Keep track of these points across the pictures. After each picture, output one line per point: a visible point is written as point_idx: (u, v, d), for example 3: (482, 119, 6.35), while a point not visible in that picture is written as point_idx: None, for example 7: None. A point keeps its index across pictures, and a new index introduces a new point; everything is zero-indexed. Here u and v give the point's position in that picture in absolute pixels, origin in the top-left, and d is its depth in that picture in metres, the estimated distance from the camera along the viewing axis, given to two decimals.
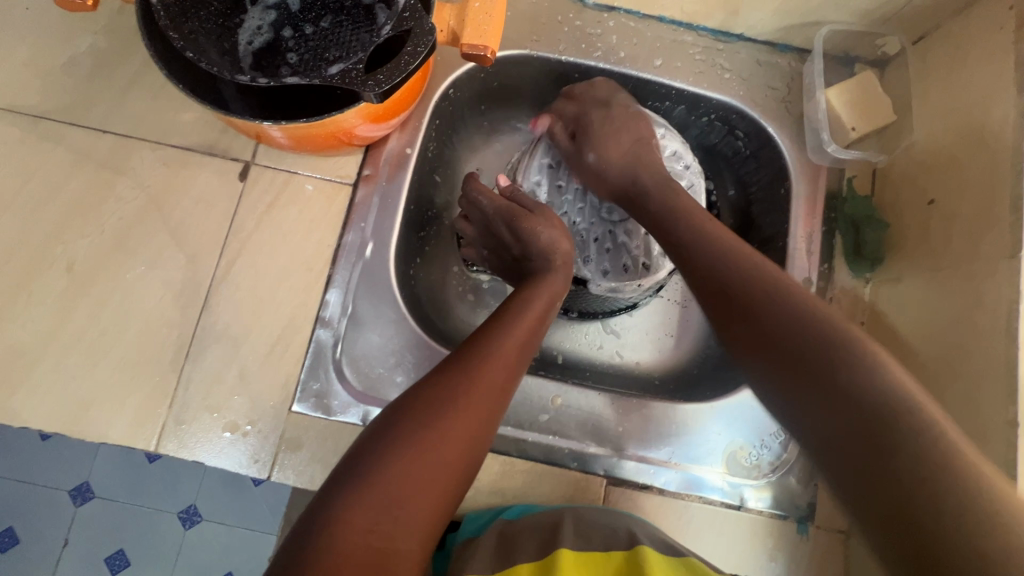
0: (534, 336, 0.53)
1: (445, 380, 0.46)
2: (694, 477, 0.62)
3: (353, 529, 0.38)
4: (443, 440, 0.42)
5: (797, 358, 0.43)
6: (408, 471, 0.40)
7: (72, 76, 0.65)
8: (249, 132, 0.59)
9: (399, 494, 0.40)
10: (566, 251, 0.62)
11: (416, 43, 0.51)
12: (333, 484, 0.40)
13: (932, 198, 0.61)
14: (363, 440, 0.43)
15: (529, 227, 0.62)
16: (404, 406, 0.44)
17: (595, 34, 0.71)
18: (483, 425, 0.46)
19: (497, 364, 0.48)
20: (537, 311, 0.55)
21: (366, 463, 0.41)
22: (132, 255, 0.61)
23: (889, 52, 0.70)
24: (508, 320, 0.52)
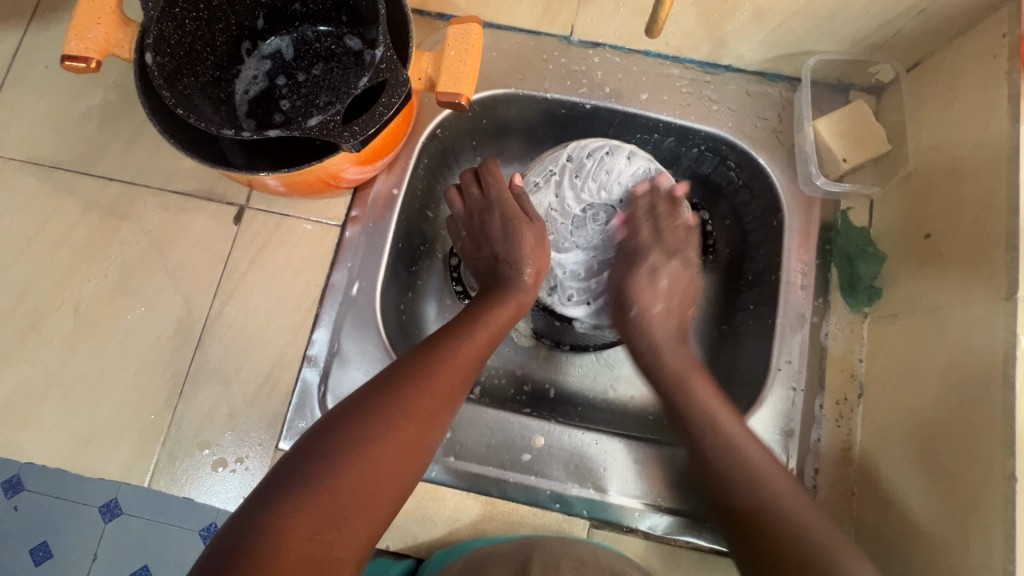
0: (486, 350, 0.56)
1: (394, 389, 0.48)
2: (682, 520, 0.60)
3: (293, 530, 0.39)
4: (388, 447, 0.45)
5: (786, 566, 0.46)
6: (352, 481, 0.42)
7: (84, 128, 0.69)
8: (242, 180, 0.62)
9: (341, 498, 0.42)
10: (540, 266, 0.64)
11: (391, 94, 0.54)
12: (276, 487, 0.42)
13: (929, 232, 0.59)
14: (308, 442, 0.45)
15: (518, 235, 0.64)
16: (351, 412, 0.46)
17: (580, 70, 0.72)
18: (428, 433, 0.48)
19: (447, 375, 0.51)
20: (496, 325, 0.58)
21: (310, 467, 0.43)
22: (132, 296, 0.64)
23: (883, 79, 0.68)
24: (463, 332, 0.55)
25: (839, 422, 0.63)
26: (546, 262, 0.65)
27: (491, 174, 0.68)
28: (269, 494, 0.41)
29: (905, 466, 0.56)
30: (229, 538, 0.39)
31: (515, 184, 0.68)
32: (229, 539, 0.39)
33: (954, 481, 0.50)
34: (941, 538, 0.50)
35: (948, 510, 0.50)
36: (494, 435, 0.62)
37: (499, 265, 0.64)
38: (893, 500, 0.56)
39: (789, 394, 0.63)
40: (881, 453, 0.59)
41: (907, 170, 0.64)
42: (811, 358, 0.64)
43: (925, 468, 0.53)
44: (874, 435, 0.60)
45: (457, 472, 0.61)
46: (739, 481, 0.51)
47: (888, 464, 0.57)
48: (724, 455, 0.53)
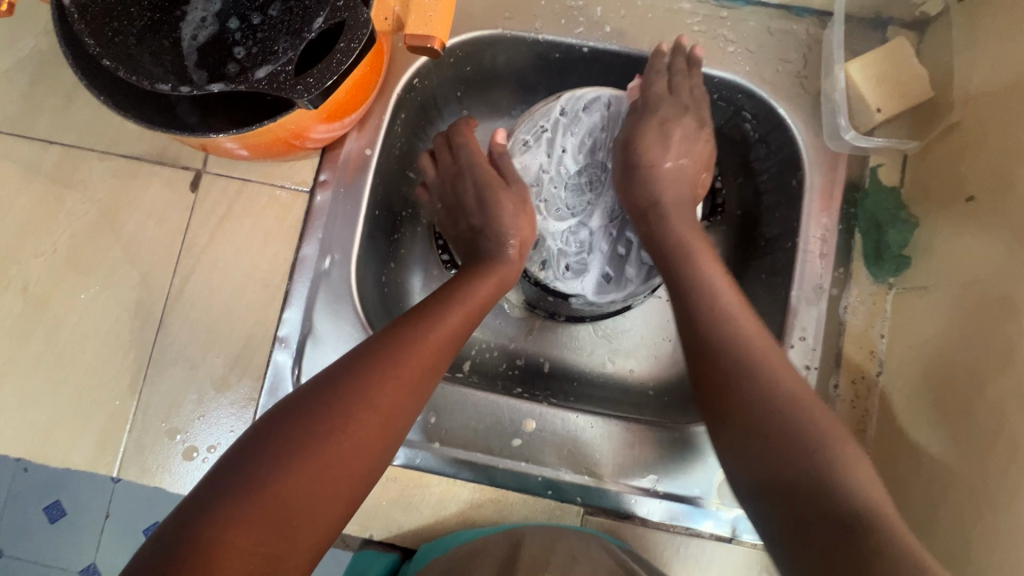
0: (464, 330, 0.50)
1: (354, 379, 0.43)
2: (682, 507, 0.56)
3: (235, 541, 0.35)
4: (345, 445, 0.40)
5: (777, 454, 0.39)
6: (301, 485, 0.38)
7: (15, 83, 0.61)
8: (194, 144, 0.55)
9: (289, 503, 0.38)
10: (525, 239, 0.58)
11: (349, 39, 0.45)
12: (217, 490, 0.37)
13: (971, 195, 0.52)
14: (253, 438, 0.40)
15: (494, 203, 0.59)
16: (304, 406, 0.41)
17: (576, 6, 0.63)
18: (393, 425, 0.43)
19: (414, 363, 0.45)
20: (475, 302, 0.52)
21: (257, 468, 0.38)
22: (84, 274, 0.59)
23: (929, 11, 0.59)
24: (435, 311, 0.49)
25: (855, 402, 0.58)
26: (530, 232, 0.59)
27: (462, 136, 0.62)
28: (209, 497, 0.37)
29: (927, 454, 0.51)
30: (163, 546, 0.35)
31: (496, 144, 0.62)
32: (160, 554, 0.35)
33: (984, 475, 0.45)
34: (963, 536, 0.46)
35: (974, 504, 0.46)
36: (482, 420, 0.58)
37: (480, 238, 0.58)
38: (910, 490, 0.52)
39: (801, 373, 0.59)
40: (900, 439, 0.54)
41: (950, 121, 0.55)
42: (828, 333, 0.59)
43: (950, 458, 0.49)
44: (892, 420, 0.56)
45: (442, 460, 0.57)
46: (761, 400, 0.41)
47: (908, 452, 0.53)
48: (724, 339, 0.45)
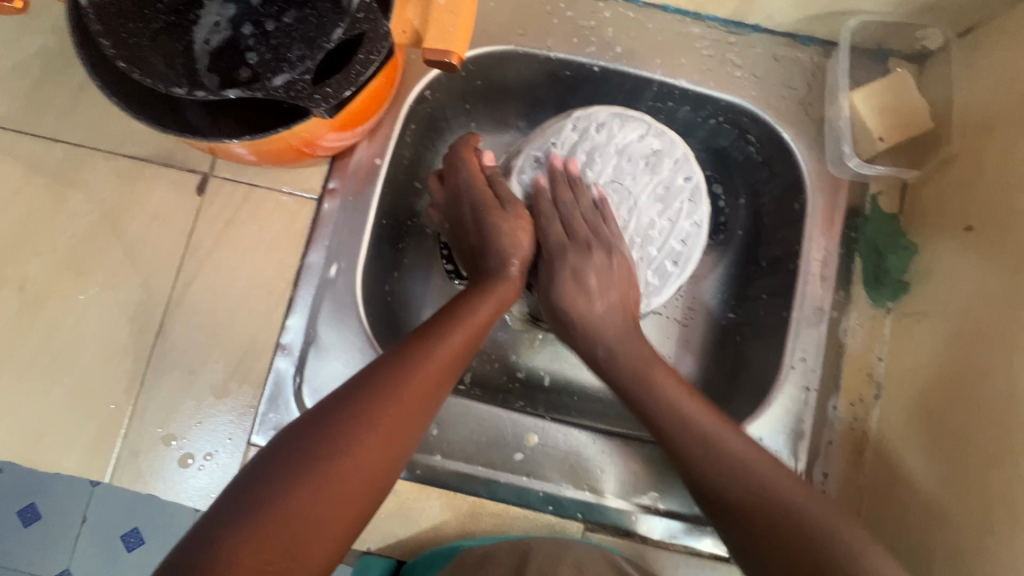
0: (469, 347, 0.51)
1: (364, 397, 0.43)
2: (681, 525, 0.57)
3: (245, 566, 0.34)
4: (355, 463, 0.40)
5: (747, 498, 0.44)
6: (313, 504, 0.38)
7: (22, 79, 0.60)
8: (203, 147, 0.54)
9: (298, 525, 0.37)
10: (525, 256, 0.57)
11: (369, 51, 0.46)
12: (229, 510, 0.37)
13: (969, 225, 0.53)
14: (264, 458, 0.40)
15: (493, 227, 0.57)
16: (316, 425, 0.41)
17: (588, 26, 0.64)
18: (401, 442, 0.43)
19: (421, 380, 0.46)
20: (481, 319, 0.52)
21: (266, 490, 0.38)
22: (83, 275, 0.58)
23: (930, 46, 0.61)
24: (442, 329, 0.50)
25: (852, 424, 0.59)
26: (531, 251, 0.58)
27: (460, 158, 0.61)
28: (220, 520, 0.36)
29: (923, 477, 0.52)
30: (175, 565, 0.34)
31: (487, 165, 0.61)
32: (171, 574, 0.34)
33: (979, 498, 0.46)
34: (958, 560, 0.46)
35: (968, 526, 0.46)
36: (484, 434, 0.58)
37: (482, 256, 0.57)
38: (907, 513, 0.52)
39: (802, 394, 0.59)
40: (896, 462, 0.55)
41: (949, 152, 0.57)
42: (828, 355, 0.60)
43: (946, 480, 0.49)
44: (889, 442, 0.56)
45: (444, 472, 0.57)
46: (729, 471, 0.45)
47: (906, 473, 0.54)
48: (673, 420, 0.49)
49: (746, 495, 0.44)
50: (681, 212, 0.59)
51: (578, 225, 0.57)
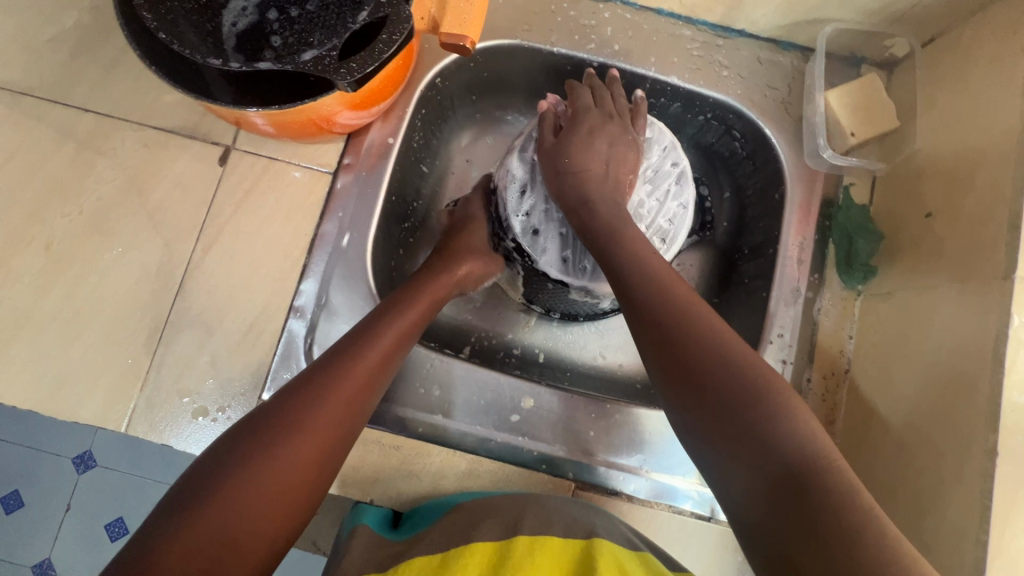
0: (405, 340, 0.53)
1: (298, 392, 0.45)
2: (664, 485, 0.60)
3: (187, 558, 0.36)
4: (287, 451, 0.42)
5: (729, 396, 0.43)
6: (248, 490, 0.40)
7: (56, 53, 0.64)
8: (229, 118, 0.58)
9: (237, 516, 0.39)
10: (474, 263, 0.64)
11: (392, 31, 0.50)
12: (175, 505, 0.39)
13: (930, 211, 0.59)
14: (207, 455, 0.42)
15: (467, 235, 0.66)
16: (254, 421, 0.44)
17: (589, 25, 0.69)
18: (336, 430, 0.46)
19: (356, 374, 0.48)
20: (415, 317, 0.55)
21: (204, 481, 0.40)
22: (109, 237, 0.61)
23: (897, 54, 0.67)
24: (373, 324, 0.52)
25: (825, 396, 0.63)
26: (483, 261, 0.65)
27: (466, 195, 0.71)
28: (165, 512, 0.39)
29: (887, 439, 0.56)
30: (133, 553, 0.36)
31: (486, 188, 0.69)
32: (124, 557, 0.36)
33: (935, 453, 0.51)
34: (919, 513, 0.51)
35: (926, 480, 0.51)
36: (484, 396, 0.62)
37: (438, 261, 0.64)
38: (874, 474, 0.57)
39: (779, 367, 0.64)
40: (864, 429, 0.60)
41: (913, 148, 0.63)
42: (803, 332, 0.65)
43: (908, 440, 0.54)
44: (859, 412, 0.61)
45: (445, 431, 0.61)
46: (724, 369, 0.44)
47: (872, 437, 0.58)
48: (673, 313, 0.48)
49: (731, 392, 0.43)
50: (668, 193, 0.65)
51: (566, 194, 0.60)
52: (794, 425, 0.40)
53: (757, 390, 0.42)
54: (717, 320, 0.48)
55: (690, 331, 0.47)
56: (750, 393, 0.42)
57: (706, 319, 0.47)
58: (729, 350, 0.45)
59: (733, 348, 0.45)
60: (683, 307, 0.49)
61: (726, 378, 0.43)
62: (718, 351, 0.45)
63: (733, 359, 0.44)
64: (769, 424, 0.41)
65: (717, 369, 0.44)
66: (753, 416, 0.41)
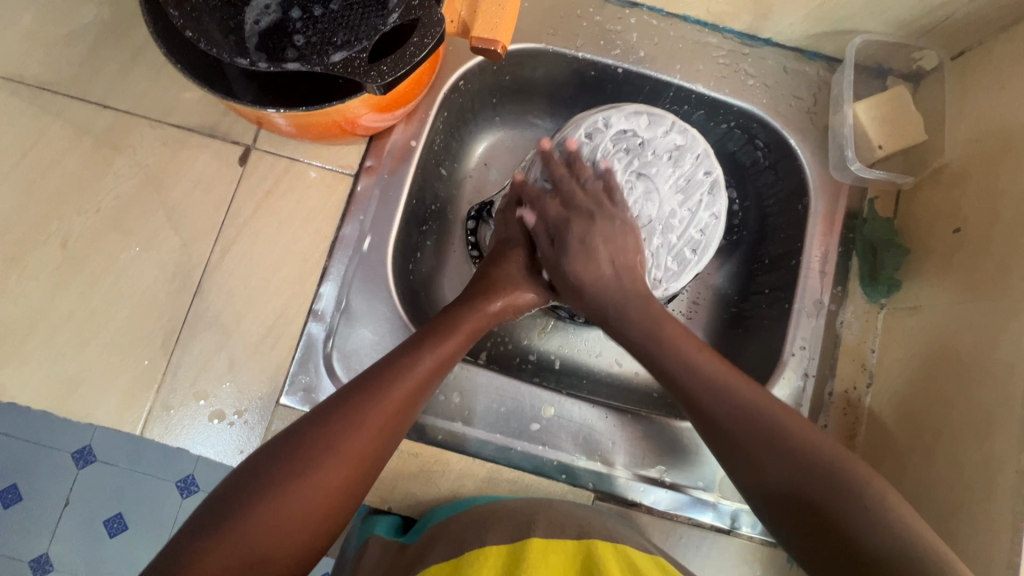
0: (436, 376, 0.52)
1: (322, 427, 0.46)
2: (684, 498, 0.60)
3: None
4: (308, 487, 0.44)
5: (799, 490, 0.44)
6: (267, 524, 0.42)
7: (74, 47, 0.63)
8: (251, 117, 0.57)
9: (256, 542, 0.41)
10: (510, 299, 0.58)
11: (424, 34, 0.50)
12: (199, 526, 0.42)
13: (959, 226, 0.58)
14: (234, 477, 0.45)
15: (501, 261, 0.60)
16: (279, 450, 0.45)
17: (614, 30, 0.68)
18: (359, 468, 0.46)
19: (378, 416, 0.47)
20: (448, 350, 0.53)
21: (228, 510, 0.42)
22: (126, 235, 0.60)
23: (925, 66, 0.66)
24: (405, 358, 0.51)
25: (846, 409, 0.63)
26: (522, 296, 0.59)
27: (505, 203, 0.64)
28: (191, 533, 0.41)
29: (911, 457, 0.56)
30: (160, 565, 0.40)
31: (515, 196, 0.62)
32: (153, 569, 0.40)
33: (961, 471, 0.50)
34: (945, 531, 0.50)
35: (952, 499, 0.50)
36: (504, 404, 0.61)
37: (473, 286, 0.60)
38: (896, 490, 0.56)
39: (801, 380, 0.64)
40: (887, 444, 0.59)
41: (940, 162, 0.62)
42: (825, 345, 0.64)
43: (932, 458, 0.54)
44: (881, 426, 0.60)
45: (463, 438, 0.60)
46: (781, 465, 0.45)
47: (895, 454, 0.58)
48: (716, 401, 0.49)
49: (802, 486, 0.44)
50: (701, 203, 0.61)
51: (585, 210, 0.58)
52: (877, 517, 0.41)
53: (825, 482, 0.43)
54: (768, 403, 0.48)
55: (753, 425, 0.47)
56: (820, 486, 0.43)
57: (756, 407, 0.48)
58: (788, 437, 0.46)
59: (788, 433, 0.46)
60: (730, 394, 0.49)
61: (792, 475, 0.44)
62: (773, 444, 0.46)
63: (792, 447, 0.45)
64: (847, 520, 0.41)
65: (774, 469, 0.45)
66: (830, 514, 0.42)
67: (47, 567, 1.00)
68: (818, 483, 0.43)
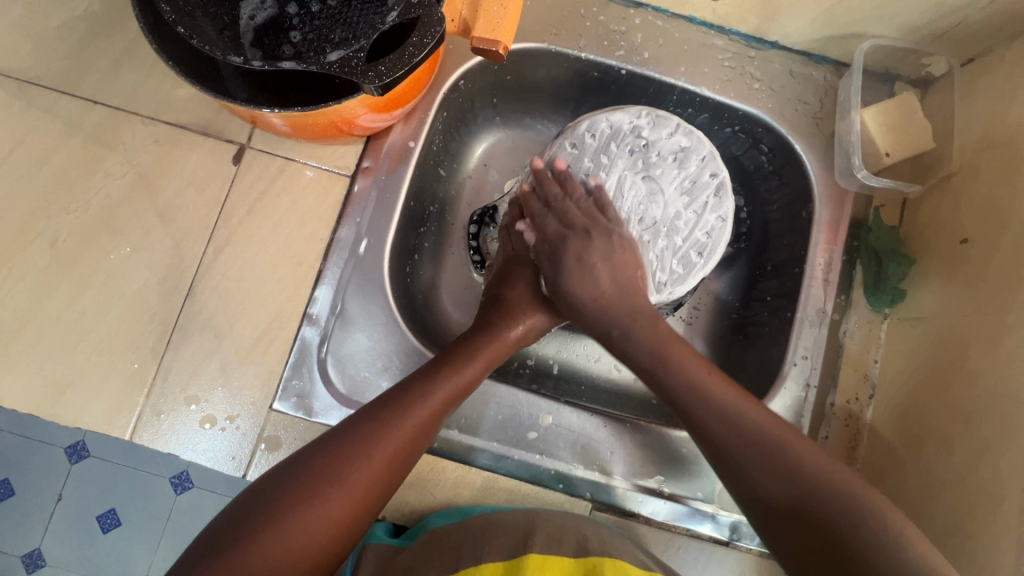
0: (448, 408, 0.52)
1: (331, 455, 0.47)
2: (683, 509, 0.59)
3: None
4: (314, 516, 0.44)
5: (772, 474, 0.45)
6: (271, 551, 0.42)
7: (64, 40, 0.61)
8: (245, 116, 0.56)
9: (260, 569, 0.42)
10: (526, 328, 0.59)
11: (423, 34, 0.48)
12: (204, 551, 0.42)
13: (965, 237, 0.57)
14: (242, 500, 0.46)
15: (516, 284, 0.61)
16: (287, 476, 0.46)
17: (618, 31, 0.67)
18: (366, 498, 0.47)
19: (389, 445, 0.48)
20: (463, 382, 0.53)
21: (234, 536, 0.43)
22: (117, 235, 0.59)
23: (934, 72, 0.65)
24: (420, 389, 0.51)
25: (848, 421, 0.62)
26: (540, 324, 0.60)
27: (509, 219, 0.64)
28: (196, 560, 0.42)
29: (913, 471, 0.55)
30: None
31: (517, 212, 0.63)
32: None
33: (963, 488, 0.50)
34: (947, 548, 0.50)
35: (955, 516, 0.50)
36: (501, 412, 0.60)
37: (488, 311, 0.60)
38: (897, 504, 0.56)
39: (802, 390, 0.63)
40: (888, 456, 0.58)
41: (948, 170, 0.61)
42: (827, 354, 0.63)
43: (934, 473, 0.53)
44: (883, 439, 0.60)
45: (458, 445, 0.59)
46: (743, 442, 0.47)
47: (896, 467, 0.57)
48: (683, 390, 0.51)
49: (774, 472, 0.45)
50: (707, 205, 0.59)
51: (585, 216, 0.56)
52: (844, 501, 0.42)
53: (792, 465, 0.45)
54: (739, 393, 0.50)
55: (712, 412, 0.49)
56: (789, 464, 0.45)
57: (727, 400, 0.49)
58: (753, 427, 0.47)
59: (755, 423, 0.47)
60: (695, 379, 0.51)
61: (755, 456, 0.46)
62: (750, 439, 0.47)
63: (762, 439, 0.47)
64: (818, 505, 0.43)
65: (746, 438, 0.47)
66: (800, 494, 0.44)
67: (40, 564, 0.91)
68: (820, 515, 0.42)
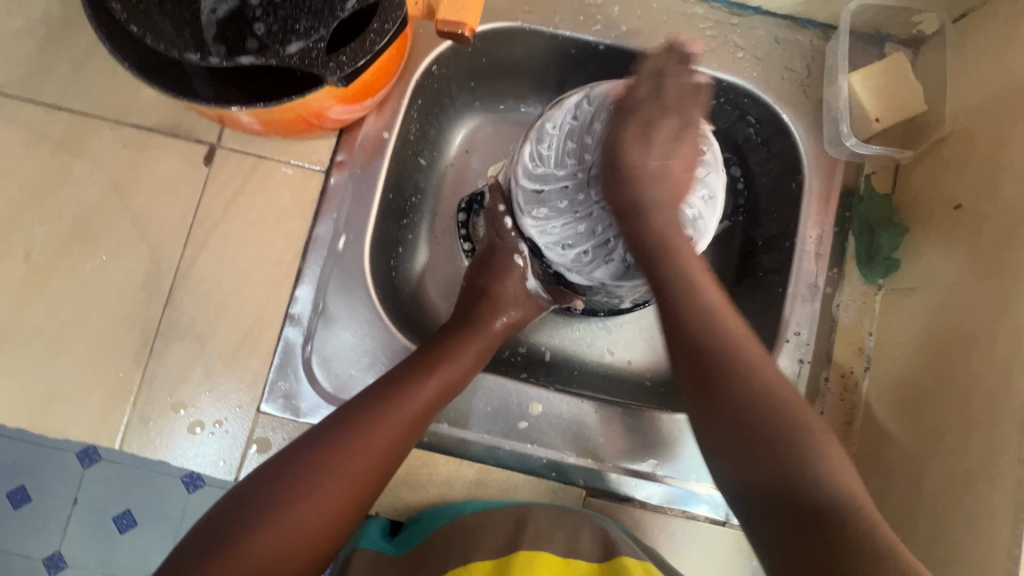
0: (440, 399, 0.52)
1: (324, 446, 0.47)
2: (677, 491, 0.59)
3: None
4: (309, 506, 0.45)
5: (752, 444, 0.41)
6: (269, 541, 0.43)
7: (24, 46, 0.60)
8: (212, 115, 0.54)
9: (259, 557, 0.43)
10: (512, 321, 0.60)
11: (384, 19, 0.47)
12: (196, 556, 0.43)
13: (960, 203, 0.56)
14: (236, 493, 0.46)
15: (505, 275, 0.60)
16: (282, 467, 0.46)
17: (594, 4, 0.65)
18: (360, 489, 0.47)
19: (383, 438, 0.48)
20: (454, 374, 0.53)
21: (233, 531, 0.43)
22: (92, 244, 0.58)
23: (925, 31, 0.63)
24: (411, 379, 0.51)
25: (843, 396, 0.61)
26: (525, 318, 0.61)
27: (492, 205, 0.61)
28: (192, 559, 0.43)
29: (910, 444, 0.55)
30: None
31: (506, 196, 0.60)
32: None
33: (961, 460, 0.49)
34: (942, 520, 0.49)
35: (954, 487, 0.49)
36: (491, 403, 0.59)
37: (475, 303, 0.59)
38: (893, 478, 0.55)
39: (796, 366, 0.62)
40: (885, 431, 0.57)
41: (940, 134, 0.59)
42: (820, 329, 0.62)
43: (930, 445, 0.52)
44: (877, 414, 0.59)
45: (448, 438, 0.59)
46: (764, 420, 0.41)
47: (892, 442, 0.56)
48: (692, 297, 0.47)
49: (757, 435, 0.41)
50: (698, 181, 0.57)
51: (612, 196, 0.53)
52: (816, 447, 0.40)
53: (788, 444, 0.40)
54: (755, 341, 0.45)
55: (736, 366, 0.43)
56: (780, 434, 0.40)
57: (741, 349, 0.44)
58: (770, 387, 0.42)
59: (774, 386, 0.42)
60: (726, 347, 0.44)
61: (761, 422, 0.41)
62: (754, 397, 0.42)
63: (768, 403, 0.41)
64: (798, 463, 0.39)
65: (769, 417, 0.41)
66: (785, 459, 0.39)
67: None
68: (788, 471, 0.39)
